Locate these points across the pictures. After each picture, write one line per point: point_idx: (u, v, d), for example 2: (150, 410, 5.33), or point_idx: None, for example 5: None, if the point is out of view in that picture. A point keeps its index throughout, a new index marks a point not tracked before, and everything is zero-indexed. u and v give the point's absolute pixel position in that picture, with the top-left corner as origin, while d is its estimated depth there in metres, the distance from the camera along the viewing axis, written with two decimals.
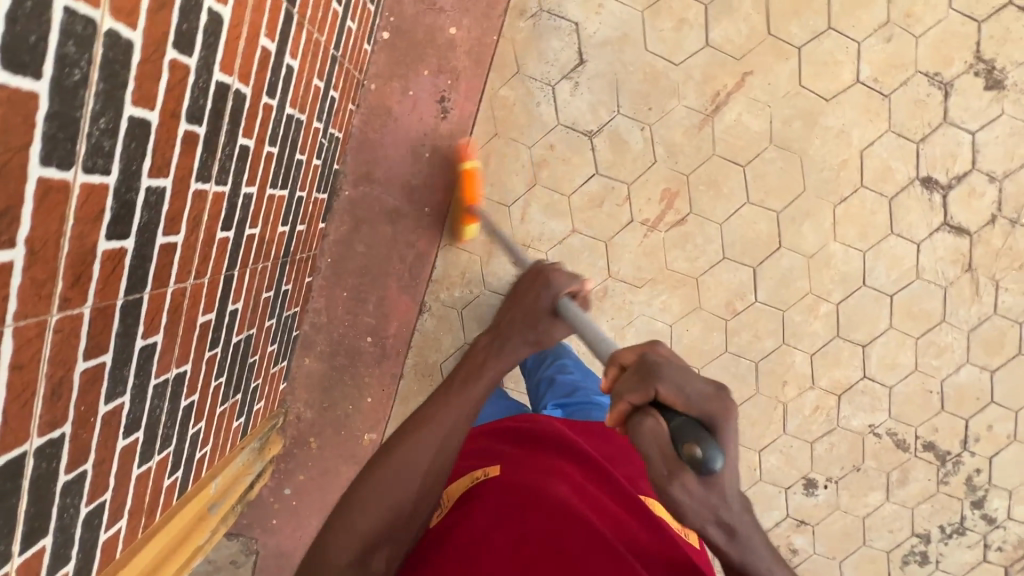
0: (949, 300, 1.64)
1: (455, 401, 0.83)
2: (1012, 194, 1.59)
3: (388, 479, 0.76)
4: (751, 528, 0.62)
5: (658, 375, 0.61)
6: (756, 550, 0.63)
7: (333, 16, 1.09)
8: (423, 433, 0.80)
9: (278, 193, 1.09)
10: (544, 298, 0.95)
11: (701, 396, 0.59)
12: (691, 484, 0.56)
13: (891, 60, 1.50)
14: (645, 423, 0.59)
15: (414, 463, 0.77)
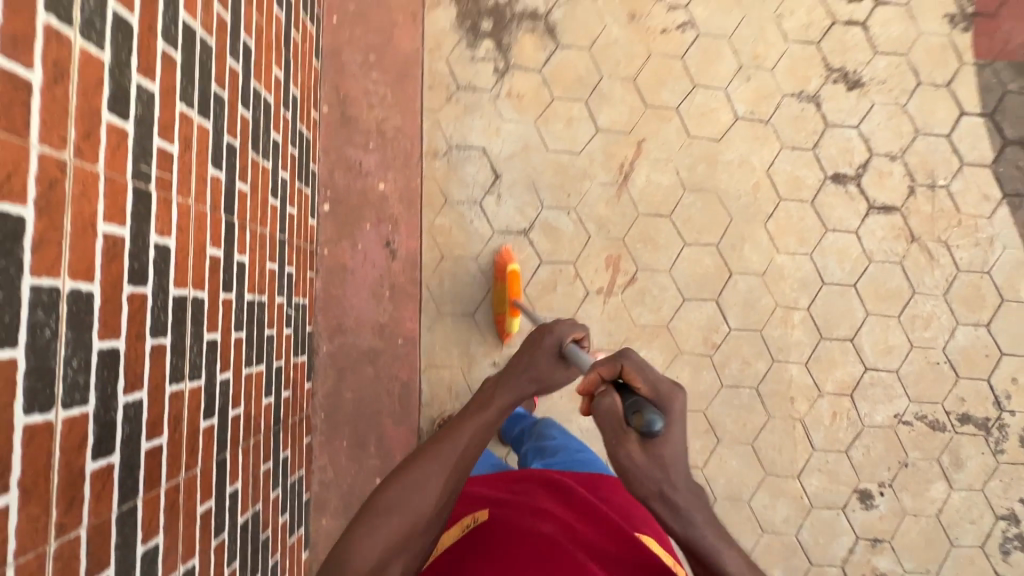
0: (911, 272, 1.69)
1: (467, 429, 0.84)
2: (918, 165, 1.71)
3: (395, 504, 0.76)
4: (696, 510, 0.68)
5: (626, 357, 0.73)
6: (703, 533, 0.67)
7: (272, 209, 1.28)
8: (434, 462, 0.80)
9: (255, 369, 1.18)
10: (550, 340, 0.97)
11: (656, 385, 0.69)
12: (635, 454, 0.67)
13: (758, 93, 1.70)
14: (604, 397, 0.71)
15: (424, 488, 0.78)
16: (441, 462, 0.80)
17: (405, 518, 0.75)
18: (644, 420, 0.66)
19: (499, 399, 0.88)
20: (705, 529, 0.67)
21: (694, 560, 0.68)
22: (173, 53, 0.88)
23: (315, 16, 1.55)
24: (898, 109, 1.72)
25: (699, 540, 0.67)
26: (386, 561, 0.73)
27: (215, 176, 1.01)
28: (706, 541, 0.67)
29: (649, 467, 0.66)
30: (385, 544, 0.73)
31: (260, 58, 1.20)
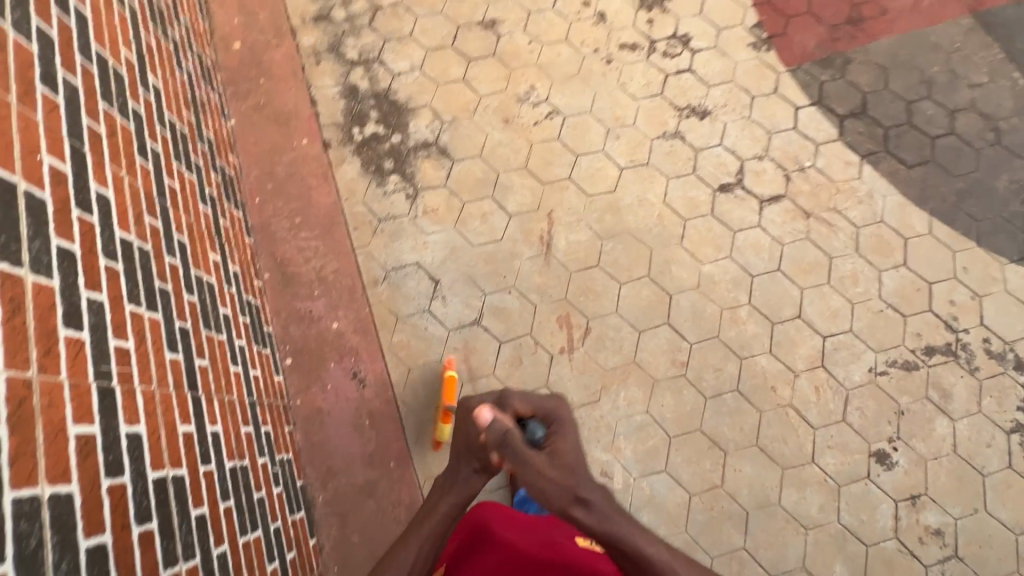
0: (820, 242, 1.87)
1: (418, 538, 0.84)
2: (783, 156, 1.98)
3: None
4: (613, 509, 0.79)
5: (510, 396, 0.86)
6: (625, 526, 0.79)
7: (235, 376, 1.34)
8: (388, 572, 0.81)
9: (252, 536, 1.17)
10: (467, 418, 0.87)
11: (542, 403, 0.85)
12: (545, 467, 0.79)
13: (631, 144, 1.97)
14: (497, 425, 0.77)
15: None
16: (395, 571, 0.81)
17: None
18: (534, 426, 0.83)
19: (446, 504, 0.87)
20: (623, 524, 0.79)
21: (625, 558, 0.80)
22: (114, 265, 1.00)
23: (238, 201, 1.75)
24: (747, 121, 2.03)
25: (621, 535, 0.79)
26: None
27: (173, 359, 1.09)
28: (626, 536, 0.79)
29: (557, 474, 0.79)
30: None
31: (195, 250, 1.35)
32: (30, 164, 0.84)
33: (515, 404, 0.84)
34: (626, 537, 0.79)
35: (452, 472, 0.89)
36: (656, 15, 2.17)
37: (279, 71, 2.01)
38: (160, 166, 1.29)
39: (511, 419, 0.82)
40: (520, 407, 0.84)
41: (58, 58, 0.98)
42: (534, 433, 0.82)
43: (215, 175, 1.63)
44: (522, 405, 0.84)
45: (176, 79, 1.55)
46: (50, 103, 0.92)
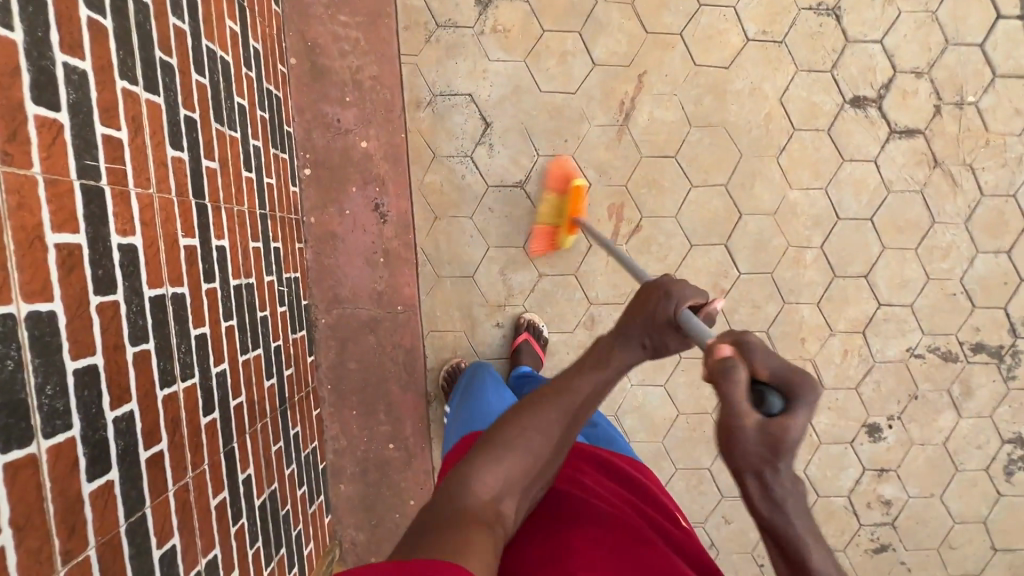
0: (932, 202, 1.59)
1: (579, 387, 0.81)
2: (946, 81, 1.56)
3: (513, 442, 0.75)
4: (789, 495, 0.60)
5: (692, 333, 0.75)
6: (795, 525, 0.62)
7: (248, 183, 1.19)
8: (536, 420, 0.78)
9: (252, 354, 1.15)
10: (665, 309, 0.82)
11: (784, 366, 0.59)
12: (748, 426, 0.57)
13: (771, 9, 1.52)
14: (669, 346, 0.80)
15: (527, 445, 0.76)
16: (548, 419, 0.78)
17: (512, 469, 0.73)
18: (769, 392, 0.59)
19: (619, 359, 0.83)
20: (796, 523, 0.61)
21: (783, 560, 0.63)
22: (102, 22, 0.76)
23: None
24: (927, 17, 1.55)
25: (787, 532, 0.62)
26: (500, 496, 0.71)
27: (177, 158, 0.92)
28: (796, 533, 0.62)
29: (760, 448, 0.58)
30: (499, 481, 0.72)
31: (209, 12, 1.07)
32: None
33: (755, 359, 0.60)
34: (794, 540, 0.62)
35: (625, 332, 0.84)
36: None
37: None
38: None
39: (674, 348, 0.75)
40: (760, 366, 0.60)
41: None
42: (769, 401, 0.59)
43: None
44: (765, 363, 0.60)
45: None
46: None
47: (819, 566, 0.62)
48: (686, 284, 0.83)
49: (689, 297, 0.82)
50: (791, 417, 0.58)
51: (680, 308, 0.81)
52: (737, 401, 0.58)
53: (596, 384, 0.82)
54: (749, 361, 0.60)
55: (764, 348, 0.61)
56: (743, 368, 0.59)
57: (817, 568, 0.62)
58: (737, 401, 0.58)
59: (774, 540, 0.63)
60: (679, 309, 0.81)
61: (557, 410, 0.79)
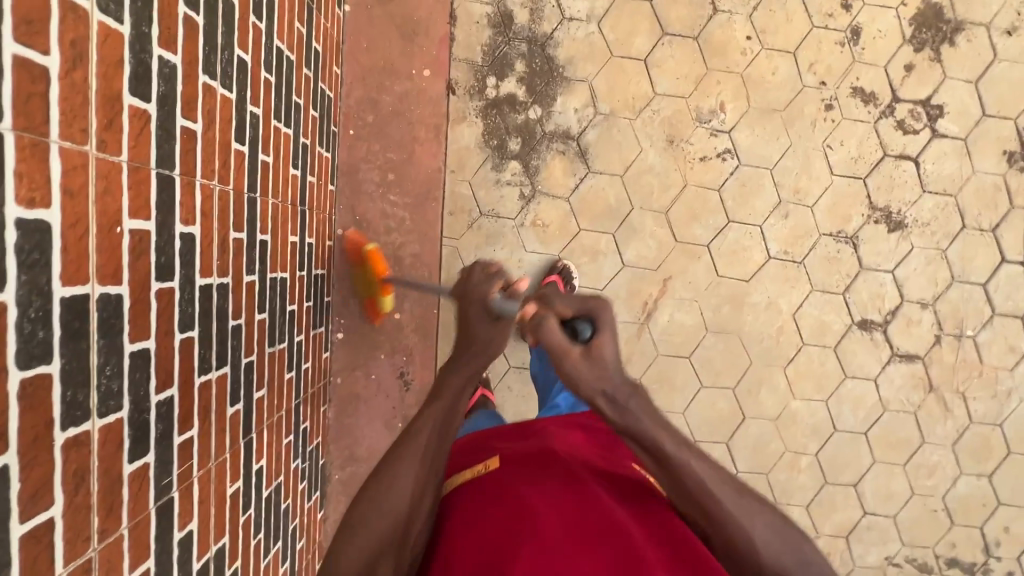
0: (923, 423, 1.68)
1: (423, 433, 0.78)
2: (948, 313, 1.66)
3: (374, 508, 0.73)
4: (633, 397, 0.74)
5: (551, 303, 0.76)
6: (639, 419, 0.74)
7: (288, 383, 1.25)
8: (398, 477, 0.75)
9: (272, 551, 1.21)
10: (477, 306, 0.77)
11: (582, 297, 0.76)
12: (574, 358, 0.73)
13: (794, 231, 1.62)
14: (546, 327, 0.73)
15: (391, 505, 0.73)
16: (408, 466, 0.76)
17: (379, 540, 0.72)
18: (576, 323, 0.75)
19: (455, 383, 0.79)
20: (641, 418, 0.73)
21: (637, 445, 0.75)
22: (190, 334, 0.82)
23: (330, 139, 1.45)
24: (937, 254, 1.65)
25: (643, 431, 0.73)
26: (373, 564, 0.72)
27: (234, 413, 0.98)
28: (645, 430, 0.73)
29: (589, 368, 0.73)
30: (367, 551, 0.72)
31: (276, 242, 1.13)
32: (108, 252, 0.64)
33: (558, 304, 0.76)
34: (635, 424, 0.74)
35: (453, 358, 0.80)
36: (921, 61, 1.60)
37: None
38: (257, 143, 1.01)
39: (552, 321, 0.73)
40: (562, 307, 0.76)
41: (154, 33, 0.70)
42: (578, 330, 0.74)
43: (313, 111, 1.30)
44: (565, 304, 0.76)
45: None
46: (138, 121, 0.67)
47: (668, 448, 0.73)
48: (471, 292, 0.78)
49: (490, 287, 0.77)
50: (602, 333, 0.74)
51: (491, 295, 0.77)
52: (550, 335, 0.73)
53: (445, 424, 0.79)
54: (549, 306, 0.76)
55: (559, 295, 0.78)
56: (549, 315, 0.74)
57: (667, 447, 0.73)
58: (556, 342, 0.72)
59: (636, 441, 0.74)
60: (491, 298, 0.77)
61: (417, 456, 0.77)
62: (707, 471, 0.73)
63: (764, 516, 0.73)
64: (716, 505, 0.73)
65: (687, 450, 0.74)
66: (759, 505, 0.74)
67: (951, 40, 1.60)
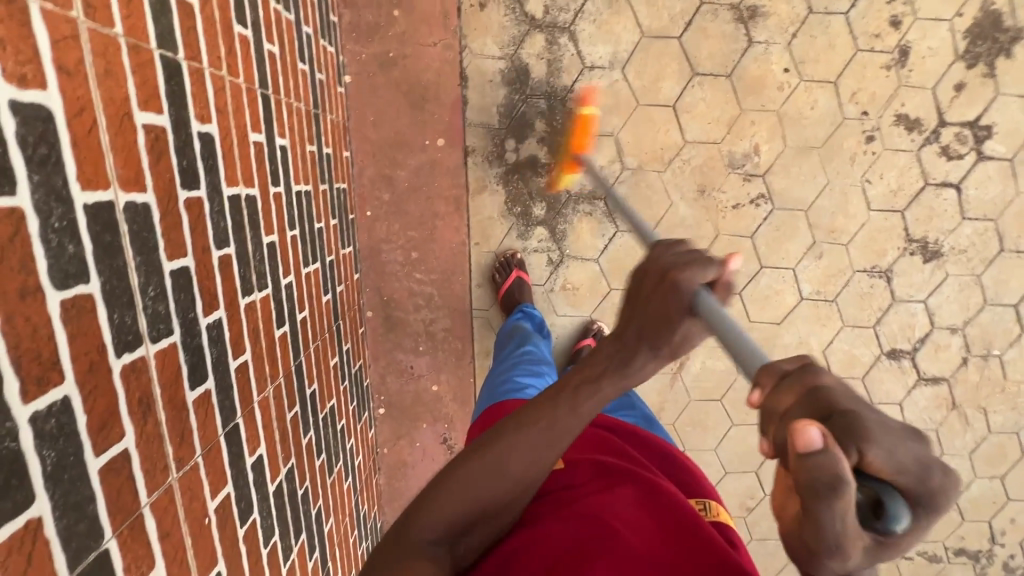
0: (943, 437, 1.76)
1: (565, 413, 0.64)
2: (977, 336, 1.67)
3: (462, 495, 0.62)
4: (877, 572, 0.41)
5: (864, 432, 0.35)
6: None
7: (347, 490, 1.32)
8: (504, 467, 0.63)
9: None
10: (674, 302, 0.58)
11: (921, 460, 0.35)
12: (848, 557, 0.36)
13: (828, 271, 1.59)
14: (839, 502, 0.33)
15: (485, 488, 0.63)
16: (508, 461, 0.63)
17: (472, 500, 0.62)
18: (891, 501, 0.35)
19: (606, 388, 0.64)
20: None
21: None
22: (273, 540, 0.87)
23: (350, 229, 1.39)
24: (972, 280, 1.62)
25: None
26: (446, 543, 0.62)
27: (314, 564, 1.04)
28: None
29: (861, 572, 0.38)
30: (447, 529, 0.62)
31: (323, 381, 1.15)
32: (202, 546, 0.66)
33: (868, 449, 0.35)
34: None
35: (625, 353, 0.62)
36: (973, 77, 1.47)
37: (423, 7, 1.34)
38: (294, 306, 0.99)
39: (853, 486, 0.34)
40: (878, 460, 0.35)
41: (199, 309, 0.66)
42: (893, 521, 0.35)
43: (333, 219, 1.25)
44: (884, 458, 0.35)
45: (300, 95, 1.04)
46: (203, 407, 0.67)
47: None
48: (688, 261, 0.59)
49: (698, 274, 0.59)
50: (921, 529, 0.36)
51: (694, 291, 0.58)
52: (843, 531, 0.34)
53: (584, 407, 0.64)
54: (853, 448, 0.35)
55: (882, 426, 0.36)
56: (844, 454, 0.34)
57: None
58: (838, 529, 0.34)
59: None
60: (697, 295, 0.58)
61: (542, 435, 0.64)
62: None
63: None
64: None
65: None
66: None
67: (1007, 52, 1.46)
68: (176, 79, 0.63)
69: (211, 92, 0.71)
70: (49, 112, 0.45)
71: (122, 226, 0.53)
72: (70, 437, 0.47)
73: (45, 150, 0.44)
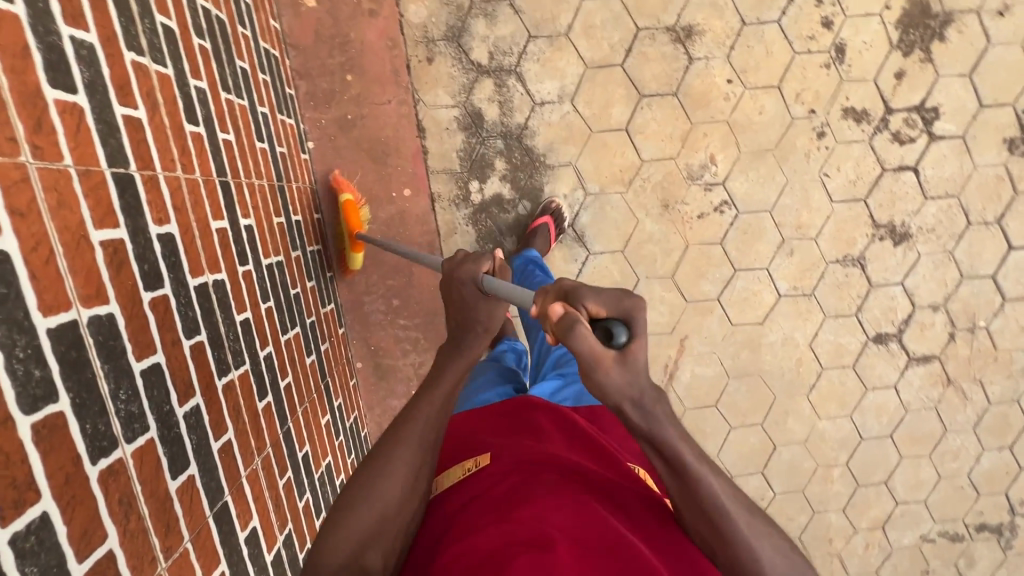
0: (945, 414, 1.75)
1: (431, 402, 0.73)
2: (960, 311, 1.68)
3: (368, 494, 0.66)
4: (661, 404, 0.57)
5: (579, 294, 0.58)
6: (664, 425, 0.58)
7: None
8: (394, 458, 0.68)
9: None
10: (467, 287, 0.81)
11: (618, 297, 0.56)
12: (609, 369, 0.54)
13: (801, 266, 1.61)
14: (577, 328, 0.54)
15: (390, 483, 0.67)
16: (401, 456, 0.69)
17: (374, 512, 0.65)
18: (613, 326, 0.55)
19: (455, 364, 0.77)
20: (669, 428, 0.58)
21: (654, 454, 0.60)
22: None
23: (329, 286, 1.43)
24: (945, 256, 1.64)
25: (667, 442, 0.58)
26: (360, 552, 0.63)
27: None
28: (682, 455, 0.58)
29: (629, 385, 0.55)
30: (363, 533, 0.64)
31: (314, 441, 1.18)
32: None
33: (587, 301, 0.57)
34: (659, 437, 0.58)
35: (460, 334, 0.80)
36: (911, 64, 1.52)
37: (374, 68, 1.40)
38: (275, 375, 1.02)
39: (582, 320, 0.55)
40: (593, 305, 0.57)
41: (173, 400, 0.70)
42: (615, 336, 0.54)
43: (310, 281, 1.29)
44: (598, 302, 0.57)
45: (261, 172, 1.10)
46: (187, 493, 0.70)
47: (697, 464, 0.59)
48: (464, 260, 0.82)
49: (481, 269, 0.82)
50: (642, 340, 0.55)
51: (480, 273, 0.81)
52: (587, 346, 0.53)
53: (440, 398, 0.74)
54: (581, 308, 0.57)
55: (590, 287, 0.58)
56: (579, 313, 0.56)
57: (689, 461, 0.59)
58: (589, 349, 0.53)
59: (663, 455, 0.59)
60: (479, 277, 0.80)
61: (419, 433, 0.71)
62: (724, 487, 0.60)
63: (775, 542, 0.61)
64: (729, 523, 0.59)
65: (706, 464, 0.60)
66: (763, 525, 0.62)
67: (940, 36, 1.51)
68: (129, 191, 0.67)
69: (166, 193, 0.75)
70: (6, 252, 0.49)
71: (86, 339, 0.57)
72: (51, 548, 0.50)
73: (3, 288, 0.49)
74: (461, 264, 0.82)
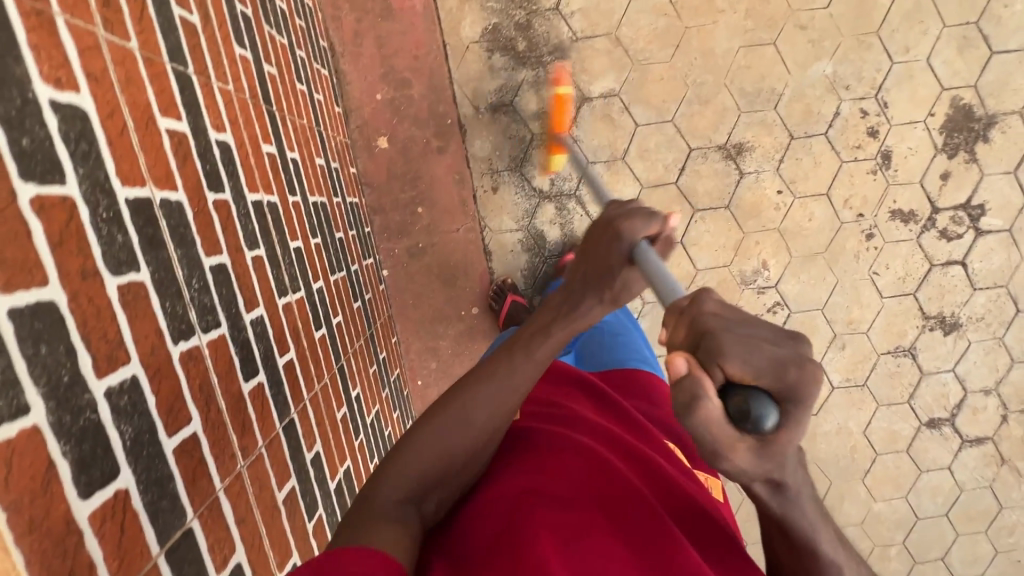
0: (999, 492, 1.78)
1: (513, 377, 0.64)
2: (1012, 393, 1.72)
3: (440, 433, 0.62)
4: (803, 486, 0.47)
5: (719, 348, 0.38)
6: (804, 510, 0.48)
7: None
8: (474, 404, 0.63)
9: None
10: (616, 249, 0.62)
11: (775, 362, 0.37)
12: (738, 456, 0.39)
13: (854, 359, 1.67)
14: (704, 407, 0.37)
15: (457, 436, 0.61)
16: (473, 413, 0.62)
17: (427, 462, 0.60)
18: (757, 404, 0.37)
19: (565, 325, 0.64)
20: (808, 509, 0.48)
21: (783, 538, 0.50)
22: None
23: (406, 405, 1.52)
24: (995, 342, 1.68)
25: (800, 526, 0.48)
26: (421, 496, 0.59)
27: None
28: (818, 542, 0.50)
29: (760, 468, 0.40)
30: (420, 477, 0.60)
31: None
32: None
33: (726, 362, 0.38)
34: (797, 518, 0.48)
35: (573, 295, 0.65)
36: (957, 165, 1.56)
37: (442, 199, 1.49)
38: None
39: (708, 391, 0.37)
40: (736, 369, 0.38)
41: None
42: (760, 419, 0.37)
43: (395, 412, 1.38)
44: (743, 365, 0.37)
45: (359, 331, 1.19)
46: None
47: (825, 547, 0.50)
48: (632, 211, 0.63)
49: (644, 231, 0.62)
50: (794, 431, 0.38)
51: (635, 239, 0.62)
52: (710, 434, 0.38)
53: (540, 354, 0.64)
54: (716, 367, 0.38)
55: (741, 339, 0.38)
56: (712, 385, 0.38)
57: (823, 546, 0.50)
58: (712, 433, 0.38)
59: (784, 530, 0.49)
60: (635, 240, 0.61)
61: (448, 428, 0.61)
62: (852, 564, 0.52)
63: None
64: None
65: (841, 549, 0.51)
66: None
67: (984, 137, 1.55)
68: (293, 434, 0.76)
69: (312, 414, 0.84)
70: (240, 565, 0.58)
71: None
72: None
73: None
74: (626, 218, 0.62)
